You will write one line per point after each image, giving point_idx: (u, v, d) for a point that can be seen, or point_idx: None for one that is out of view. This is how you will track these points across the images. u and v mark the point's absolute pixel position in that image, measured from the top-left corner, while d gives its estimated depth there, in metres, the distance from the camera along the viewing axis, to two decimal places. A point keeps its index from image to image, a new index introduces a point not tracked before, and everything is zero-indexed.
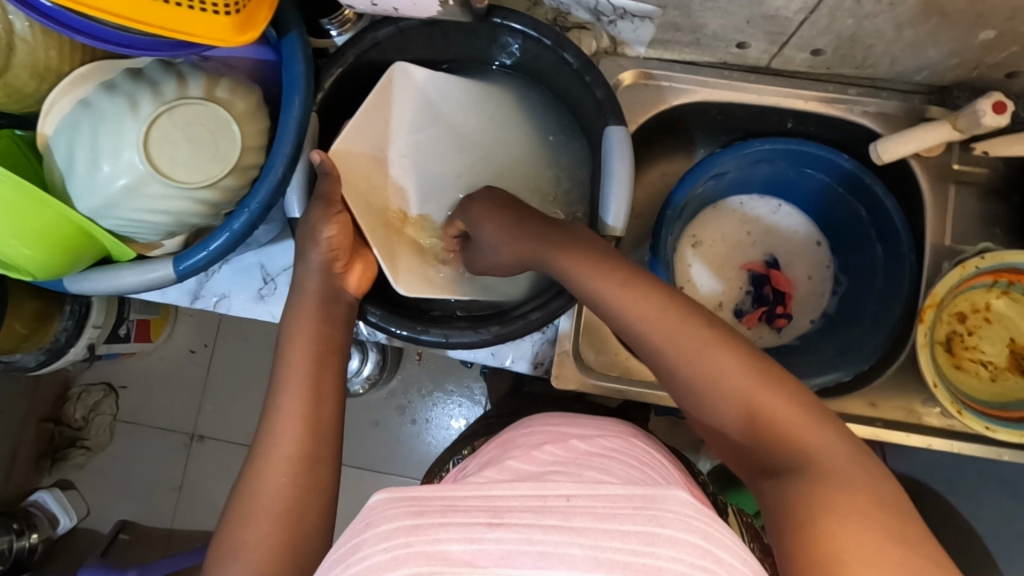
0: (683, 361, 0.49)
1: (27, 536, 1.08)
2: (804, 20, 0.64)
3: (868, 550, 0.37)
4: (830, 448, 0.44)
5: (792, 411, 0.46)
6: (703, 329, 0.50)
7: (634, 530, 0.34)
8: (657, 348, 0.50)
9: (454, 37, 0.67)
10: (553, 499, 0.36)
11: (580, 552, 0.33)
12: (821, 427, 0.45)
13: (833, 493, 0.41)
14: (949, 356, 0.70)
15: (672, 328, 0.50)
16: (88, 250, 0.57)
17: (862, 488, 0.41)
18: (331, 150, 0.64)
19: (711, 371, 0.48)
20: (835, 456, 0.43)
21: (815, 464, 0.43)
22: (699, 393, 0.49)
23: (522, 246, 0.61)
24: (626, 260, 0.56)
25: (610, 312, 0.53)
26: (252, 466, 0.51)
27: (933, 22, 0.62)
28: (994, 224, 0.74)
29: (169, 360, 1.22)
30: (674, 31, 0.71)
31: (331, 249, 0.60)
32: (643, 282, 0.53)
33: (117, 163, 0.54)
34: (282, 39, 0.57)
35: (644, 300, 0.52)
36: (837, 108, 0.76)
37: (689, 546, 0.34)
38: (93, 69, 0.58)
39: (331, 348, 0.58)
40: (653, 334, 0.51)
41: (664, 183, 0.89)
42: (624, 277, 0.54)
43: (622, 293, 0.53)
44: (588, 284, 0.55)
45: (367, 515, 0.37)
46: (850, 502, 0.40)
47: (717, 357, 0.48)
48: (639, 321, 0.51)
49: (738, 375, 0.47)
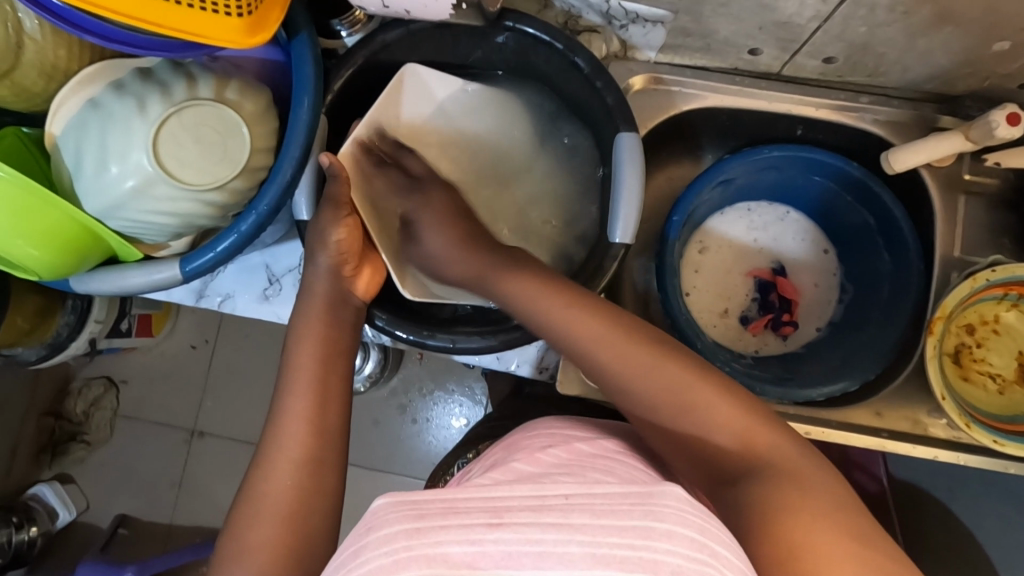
0: (631, 381, 0.51)
1: (27, 529, 1.09)
2: (818, 28, 0.64)
3: (835, 547, 0.39)
4: (786, 454, 0.46)
5: (739, 422, 0.48)
6: (648, 348, 0.52)
7: (631, 524, 0.34)
8: (608, 368, 0.52)
9: (464, 39, 0.67)
10: (551, 497, 0.36)
11: (579, 549, 0.32)
12: (772, 437, 0.47)
13: (798, 494, 0.42)
14: (957, 368, 0.70)
15: (623, 345, 0.52)
16: (94, 250, 0.57)
17: (821, 492, 0.43)
18: (341, 152, 0.63)
19: (658, 388, 0.50)
20: (791, 461, 0.45)
21: (775, 468, 0.45)
22: (649, 414, 0.51)
23: (479, 266, 0.63)
24: (585, 294, 0.56)
25: (558, 333, 0.55)
26: (256, 469, 0.51)
27: (947, 31, 0.61)
28: (1003, 235, 0.73)
29: (170, 356, 1.22)
30: (685, 36, 0.70)
31: (339, 253, 0.60)
32: (590, 301, 0.56)
33: (126, 164, 0.53)
34: (291, 40, 0.57)
35: (591, 320, 0.54)
36: (848, 116, 0.75)
37: (686, 540, 0.34)
38: (103, 68, 0.57)
39: (338, 351, 0.57)
40: (601, 352, 0.53)
41: (671, 188, 0.88)
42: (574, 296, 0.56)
43: (567, 310, 0.55)
44: (535, 306, 0.56)
45: (369, 519, 0.36)
46: (816, 504, 0.42)
47: (667, 377, 0.51)
48: (588, 340, 0.54)
49: (687, 394, 0.49)
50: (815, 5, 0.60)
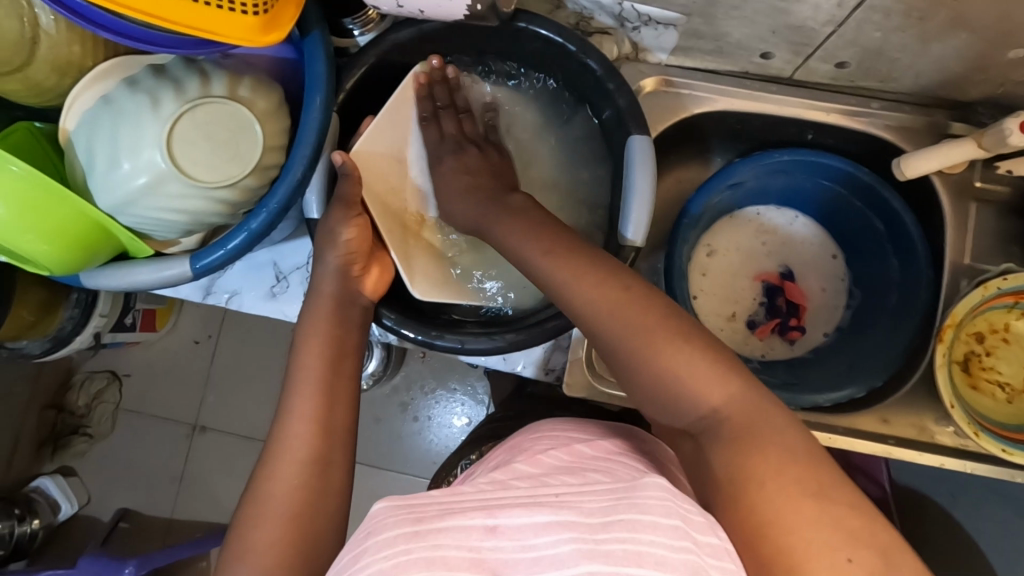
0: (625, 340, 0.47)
1: (29, 522, 1.08)
2: (831, 32, 0.63)
3: (800, 514, 0.37)
4: (751, 404, 0.43)
5: (714, 377, 0.44)
6: (634, 301, 0.48)
7: (615, 519, 0.34)
8: (597, 323, 0.49)
9: (476, 40, 0.67)
10: (542, 496, 0.36)
11: (569, 546, 0.32)
12: (737, 383, 0.44)
13: (763, 457, 0.39)
14: (965, 376, 0.70)
15: (612, 298, 0.49)
16: (105, 246, 0.57)
17: (787, 446, 0.40)
18: (352, 151, 0.64)
19: (649, 346, 0.46)
20: (759, 416, 0.42)
21: (738, 424, 0.42)
22: (639, 378, 0.46)
23: (492, 217, 0.61)
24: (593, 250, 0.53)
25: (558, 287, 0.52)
26: (264, 468, 0.51)
27: (963, 37, 0.61)
28: (1013, 243, 0.73)
29: (173, 350, 1.22)
30: (697, 39, 0.70)
31: (349, 252, 0.60)
32: (587, 254, 0.52)
33: (138, 161, 0.53)
34: (304, 39, 0.56)
35: (584, 274, 0.51)
36: (859, 121, 0.75)
37: (669, 530, 0.33)
38: (118, 63, 0.57)
39: (345, 351, 0.57)
40: (591, 305, 0.49)
41: (679, 190, 0.88)
42: (571, 252, 0.53)
43: (564, 267, 0.52)
44: (535, 259, 0.54)
45: (368, 523, 0.36)
46: (779, 465, 0.39)
47: (645, 323, 0.47)
48: (580, 293, 0.50)
49: (664, 341, 0.46)
50: (830, 10, 0.60)
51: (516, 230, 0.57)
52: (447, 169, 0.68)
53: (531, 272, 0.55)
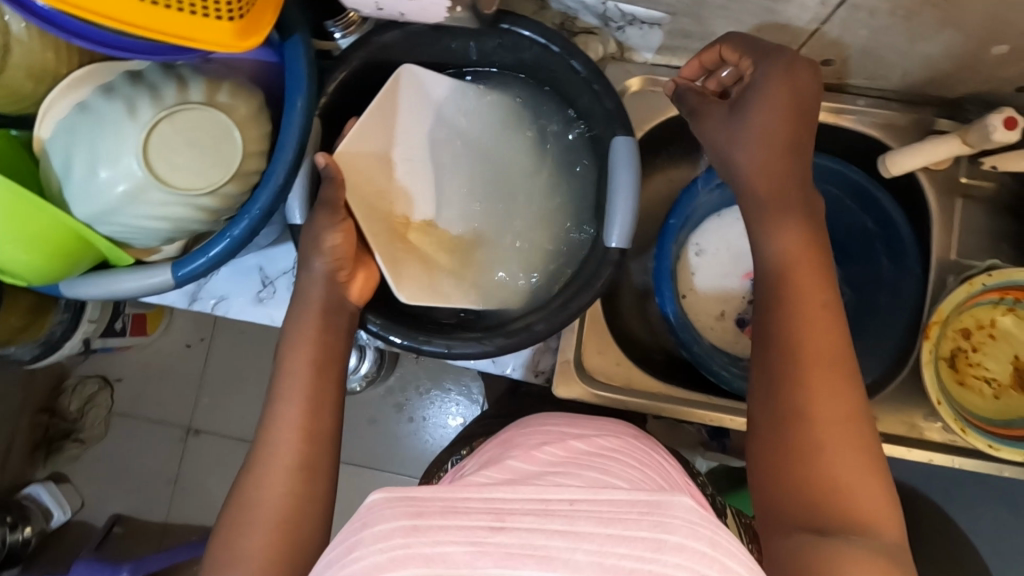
0: (802, 378, 0.49)
1: (21, 529, 1.08)
2: (816, 30, 0.63)
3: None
4: (870, 506, 0.45)
5: (864, 485, 0.46)
6: (844, 378, 0.49)
7: (640, 535, 0.33)
8: (786, 350, 0.50)
9: (462, 42, 0.66)
10: (554, 502, 0.35)
11: (584, 557, 0.32)
12: (881, 505, 0.45)
13: (865, 557, 0.42)
14: (952, 373, 0.70)
15: (829, 355, 0.49)
16: (87, 255, 0.56)
17: (886, 557, 0.42)
18: (335, 152, 0.63)
19: (816, 401, 0.48)
20: (873, 534, 0.44)
21: (845, 517, 0.44)
22: (811, 439, 0.47)
23: (755, 184, 0.54)
24: (829, 275, 0.53)
25: (784, 292, 0.52)
26: (249, 475, 0.51)
27: (947, 35, 0.61)
28: (1000, 240, 0.73)
29: (165, 354, 1.21)
30: (684, 38, 0.70)
31: (335, 258, 0.59)
32: (826, 290, 0.52)
33: (116, 169, 0.52)
34: (285, 42, 0.56)
35: (804, 300, 0.51)
36: (847, 118, 0.75)
37: (694, 554, 0.33)
38: (90, 70, 0.56)
39: (332, 357, 0.57)
40: (802, 337, 0.50)
41: (668, 190, 0.88)
42: (811, 270, 0.52)
43: (807, 280, 0.52)
44: (777, 259, 0.53)
45: (364, 513, 0.35)
46: (872, 566, 0.41)
47: (842, 401, 0.48)
48: (787, 316, 0.51)
49: (843, 428, 0.47)
50: (814, 9, 0.60)
51: (778, 226, 0.54)
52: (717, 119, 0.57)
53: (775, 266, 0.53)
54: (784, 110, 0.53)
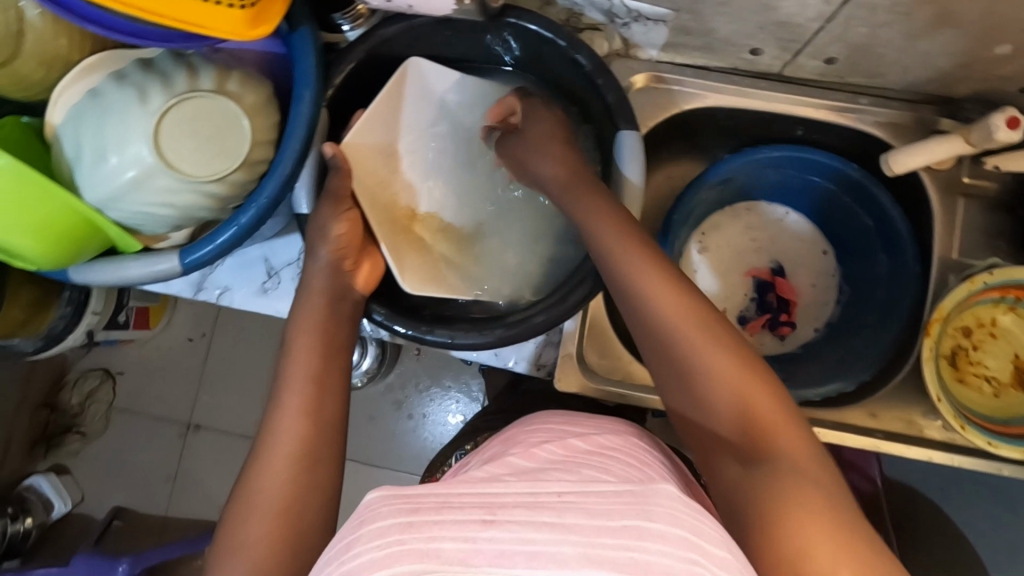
0: (673, 348, 0.51)
1: (23, 520, 1.10)
2: (819, 28, 0.64)
3: (828, 547, 0.39)
4: (792, 440, 0.46)
5: (774, 414, 0.47)
6: (718, 330, 0.51)
7: (625, 525, 0.34)
8: (655, 319, 0.52)
9: (467, 36, 0.67)
10: (544, 495, 0.36)
11: (571, 549, 0.32)
12: (793, 427, 0.47)
13: (798, 488, 0.43)
14: (952, 370, 0.70)
15: (689, 317, 0.51)
16: (93, 241, 0.56)
17: (819, 483, 0.44)
18: (341, 143, 0.64)
19: (703, 354, 0.50)
20: (803, 457, 0.45)
21: (773, 457, 0.45)
22: (706, 397, 0.49)
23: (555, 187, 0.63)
24: (638, 230, 0.57)
25: (614, 271, 0.55)
26: (253, 462, 0.51)
27: (948, 33, 0.61)
28: (1001, 238, 0.73)
29: (167, 348, 1.22)
30: (687, 35, 0.70)
31: (339, 247, 0.60)
32: (652, 251, 0.55)
33: (125, 155, 0.53)
34: (292, 33, 0.56)
35: (647, 269, 0.54)
36: (847, 117, 0.75)
37: (676, 540, 0.34)
38: (104, 57, 0.57)
39: (337, 345, 0.57)
40: (660, 313, 0.52)
41: (669, 187, 0.89)
42: (634, 236, 0.56)
43: (632, 252, 0.55)
44: (605, 240, 0.56)
45: (362, 512, 0.36)
46: (806, 495, 0.42)
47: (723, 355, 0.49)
48: (648, 291, 0.52)
49: (738, 376, 0.48)
50: (817, 6, 0.60)
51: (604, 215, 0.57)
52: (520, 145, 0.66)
53: (593, 247, 0.57)
54: (553, 133, 0.65)
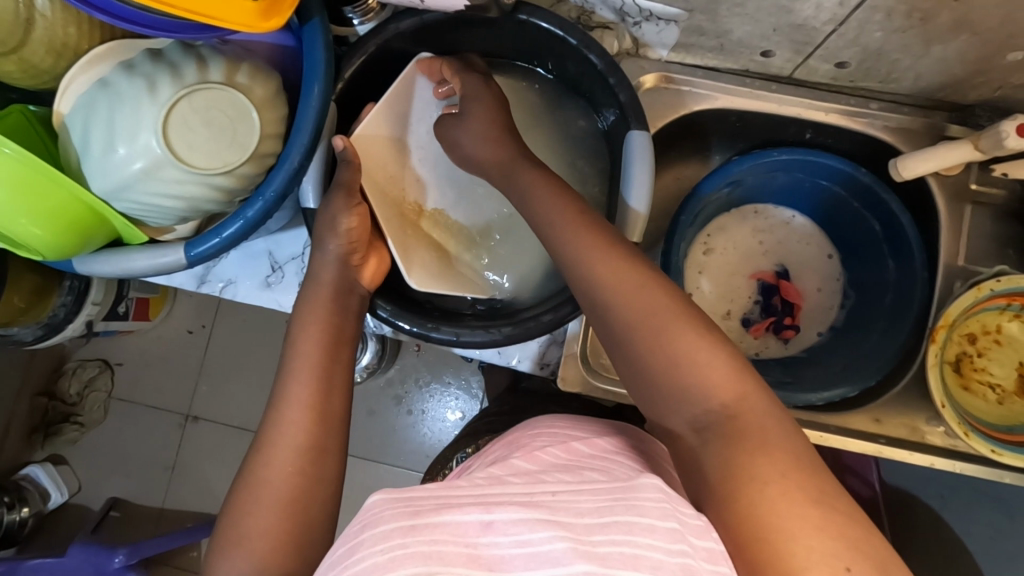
0: (618, 320, 0.48)
1: (18, 509, 1.08)
2: (832, 31, 0.63)
3: (803, 520, 0.37)
4: (754, 404, 0.43)
5: (725, 379, 0.44)
6: (667, 296, 0.48)
7: (615, 521, 0.35)
8: (602, 292, 0.50)
9: (479, 30, 0.67)
10: (539, 495, 0.37)
11: (564, 545, 0.33)
12: (750, 391, 0.44)
13: (755, 457, 0.40)
14: (957, 377, 0.71)
15: (635, 284, 0.49)
16: (100, 232, 0.56)
17: (780, 447, 0.41)
18: (352, 135, 0.64)
19: (652, 322, 0.47)
20: (762, 422, 0.42)
21: (736, 425, 0.42)
22: (653, 369, 0.46)
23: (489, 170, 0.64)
24: (580, 202, 0.56)
25: (554, 248, 0.54)
26: (258, 454, 0.51)
27: (964, 39, 0.61)
28: (1008, 246, 0.73)
29: (167, 339, 1.21)
30: (699, 36, 0.70)
31: (349, 241, 0.60)
32: (595, 222, 0.53)
33: (134, 146, 0.53)
34: (303, 26, 0.56)
35: (594, 245, 0.52)
36: (857, 120, 0.75)
37: (666, 534, 0.35)
38: (112, 47, 0.56)
39: (342, 339, 0.57)
40: (605, 287, 0.49)
41: (677, 188, 0.89)
42: (576, 211, 0.55)
43: (574, 227, 0.53)
44: (546, 220, 0.56)
45: (362, 517, 0.35)
46: (766, 462, 0.40)
47: (669, 321, 0.46)
48: (592, 264, 0.51)
49: (685, 342, 0.45)
50: (831, 9, 0.60)
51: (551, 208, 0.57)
52: (455, 143, 0.67)
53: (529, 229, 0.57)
54: (490, 117, 0.64)
